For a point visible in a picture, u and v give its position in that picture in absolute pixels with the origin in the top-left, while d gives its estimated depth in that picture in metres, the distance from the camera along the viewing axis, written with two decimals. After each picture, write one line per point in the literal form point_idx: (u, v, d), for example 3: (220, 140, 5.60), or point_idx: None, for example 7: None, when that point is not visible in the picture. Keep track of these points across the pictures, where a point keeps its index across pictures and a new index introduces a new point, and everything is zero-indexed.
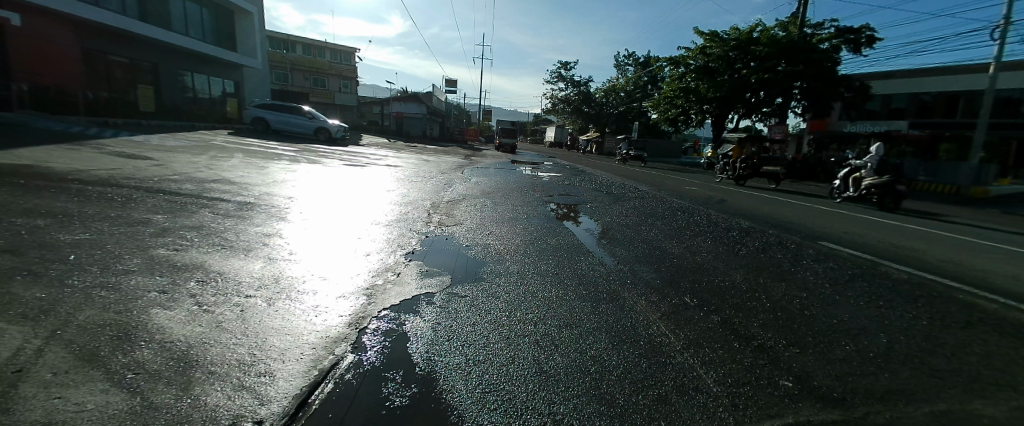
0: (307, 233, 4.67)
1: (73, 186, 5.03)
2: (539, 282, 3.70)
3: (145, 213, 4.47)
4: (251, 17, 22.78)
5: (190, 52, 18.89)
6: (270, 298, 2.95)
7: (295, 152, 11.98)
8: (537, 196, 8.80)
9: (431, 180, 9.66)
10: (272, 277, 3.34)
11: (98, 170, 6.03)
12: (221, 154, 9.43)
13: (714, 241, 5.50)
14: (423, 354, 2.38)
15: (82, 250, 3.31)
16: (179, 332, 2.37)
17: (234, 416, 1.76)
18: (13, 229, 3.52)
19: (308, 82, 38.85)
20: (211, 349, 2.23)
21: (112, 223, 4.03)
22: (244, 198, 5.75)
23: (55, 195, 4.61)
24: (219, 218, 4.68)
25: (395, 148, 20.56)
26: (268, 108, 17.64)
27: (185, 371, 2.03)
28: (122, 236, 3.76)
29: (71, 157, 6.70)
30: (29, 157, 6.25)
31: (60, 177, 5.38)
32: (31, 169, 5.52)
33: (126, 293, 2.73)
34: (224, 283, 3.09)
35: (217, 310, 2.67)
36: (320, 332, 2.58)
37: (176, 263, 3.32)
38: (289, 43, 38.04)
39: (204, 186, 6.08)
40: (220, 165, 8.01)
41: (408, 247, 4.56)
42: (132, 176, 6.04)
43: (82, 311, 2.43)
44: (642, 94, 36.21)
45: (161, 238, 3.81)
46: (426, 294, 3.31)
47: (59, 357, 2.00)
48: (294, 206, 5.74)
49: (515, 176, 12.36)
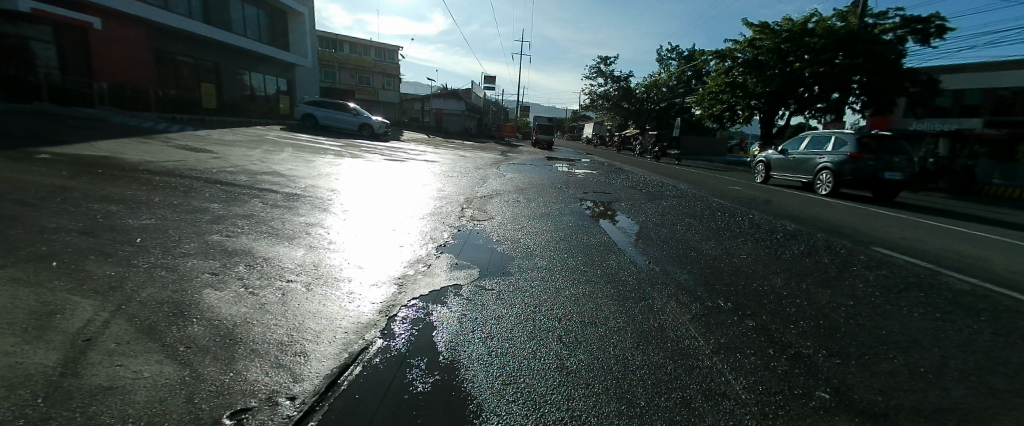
0: (347, 224, 4.89)
1: (143, 176, 5.51)
2: (570, 278, 3.67)
3: (203, 202, 4.83)
4: (303, 18, 23.98)
5: (248, 53, 20.19)
6: (310, 283, 3.14)
7: (340, 147, 12.44)
8: (571, 193, 8.70)
9: (466, 175, 9.79)
10: (313, 263, 3.56)
11: (165, 162, 6.57)
12: (272, 148, 9.98)
13: (755, 243, 5.27)
14: (448, 343, 2.45)
15: (147, 234, 3.64)
16: (227, 311, 2.57)
17: (270, 391, 1.91)
18: (92, 213, 3.92)
19: (354, 80, 40.40)
20: (254, 328, 2.41)
21: (174, 210, 4.39)
22: (291, 189, 6.08)
23: (128, 184, 5.08)
24: (268, 208, 4.98)
25: (435, 144, 20.92)
26: (316, 104, 18.47)
27: (231, 347, 2.20)
28: (182, 222, 4.10)
29: (143, 150, 7.34)
30: (108, 149, 6.89)
31: (132, 168, 5.91)
32: (109, 160, 6.10)
33: (183, 273, 2.99)
34: (269, 267, 3.31)
35: (260, 293, 2.86)
36: (352, 317, 2.71)
37: (226, 248, 3.58)
38: (337, 42, 39.73)
39: (256, 177, 6.49)
40: (272, 158, 8.49)
41: (440, 240, 4.66)
42: (193, 167, 6.54)
43: (144, 289, 2.68)
44: (687, 89, 34.87)
45: (216, 225, 4.12)
46: (454, 285, 3.39)
47: (123, 329, 2.23)
48: (336, 198, 6.02)
49: (551, 173, 12.27)
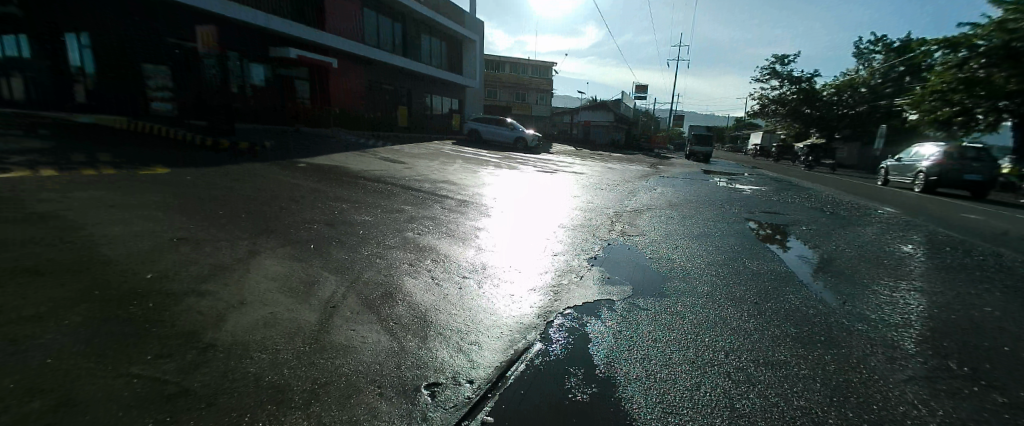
0: (507, 230, 5.36)
1: (361, 182, 7.00)
2: (737, 310, 3.33)
3: (400, 204, 5.89)
4: (474, 44, 27.32)
5: (428, 77, 23.69)
6: (480, 282, 3.56)
7: (498, 159, 13.66)
8: (734, 211, 7.85)
9: (615, 188, 9.71)
10: (482, 264, 4.02)
11: (374, 171, 8.21)
12: (447, 160, 11.55)
13: (1010, 293, 3.93)
14: (604, 358, 2.51)
15: (366, 228, 4.62)
16: (420, 296, 3.11)
17: (453, 372, 2.25)
18: (333, 209, 5.16)
19: (512, 96, 43.99)
20: (440, 315, 2.86)
21: (382, 210, 5.46)
22: (462, 196, 6.95)
23: (353, 187, 6.53)
24: (446, 211, 5.79)
25: (582, 156, 21.16)
26: (481, 121, 20.72)
27: (425, 329, 2.66)
28: (387, 219, 5.08)
29: (359, 161, 9.31)
30: (338, 160, 8.96)
31: (354, 174, 7.55)
32: (340, 169, 7.93)
33: (390, 261, 3.73)
34: (448, 263, 3.87)
35: (443, 285, 3.38)
36: (515, 317, 2.98)
37: (417, 244, 4.31)
38: (499, 64, 43.89)
39: (436, 185, 7.61)
40: (446, 169, 9.85)
41: (591, 252, 4.75)
42: (392, 175, 8.02)
43: (365, 272, 3.44)
44: (897, 88, 27.88)
45: (410, 224, 4.99)
46: (607, 300, 3.41)
47: (354, 301, 2.91)
48: (498, 206, 6.65)
49: (709, 188, 11.28)
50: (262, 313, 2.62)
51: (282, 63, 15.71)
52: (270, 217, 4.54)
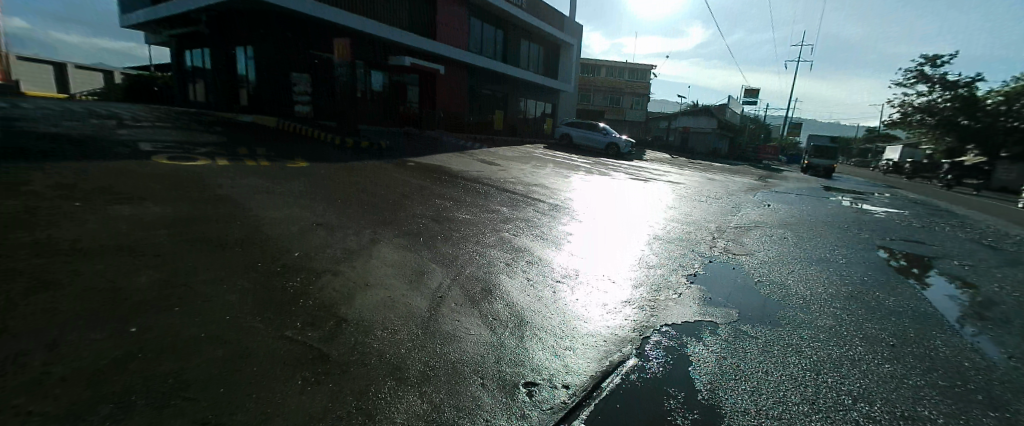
0: (600, 238, 5.30)
1: (461, 181, 7.44)
2: (869, 351, 2.90)
3: (497, 205, 6.14)
4: (571, 48, 27.38)
5: (524, 82, 24.27)
6: (574, 287, 3.57)
7: (590, 165, 13.54)
8: (864, 236, 6.84)
9: (717, 201, 9.05)
10: (575, 269, 4.02)
11: (472, 172, 8.67)
12: (539, 164, 11.76)
13: None
14: (706, 383, 2.37)
15: (466, 225, 4.91)
16: (517, 296, 3.22)
17: (550, 375, 2.30)
18: (437, 206, 5.56)
19: (606, 101, 43.24)
20: (536, 316, 2.93)
21: (480, 209, 5.74)
22: (555, 201, 7.03)
23: (454, 186, 6.97)
24: (540, 215, 5.90)
25: (678, 165, 20.00)
26: (573, 126, 20.68)
27: (522, 328, 2.75)
28: (485, 218, 5.32)
29: (458, 161, 9.90)
30: (440, 160, 9.63)
31: (454, 174, 8.05)
32: (442, 168, 8.51)
33: (488, 259, 3.91)
34: (543, 266, 3.94)
35: (538, 287, 3.45)
36: (610, 328, 2.94)
37: (514, 245, 4.46)
38: (595, 67, 43.41)
39: (530, 188, 7.79)
40: (539, 172, 10.03)
41: (690, 268, 4.49)
42: (488, 176, 8.39)
43: (466, 266, 3.66)
44: None
45: (506, 224, 5.17)
46: (709, 322, 3.21)
47: (458, 294, 3.12)
48: (590, 212, 6.59)
49: (832, 207, 9.96)
50: (382, 296, 2.94)
51: (398, 70, 17.21)
52: (387, 210, 5.04)
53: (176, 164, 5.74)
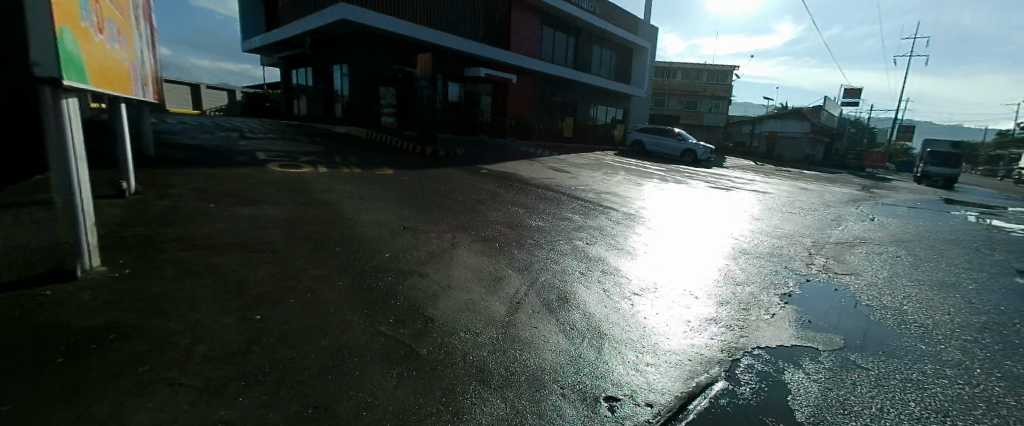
0: (678, 249, 5.05)
1: (533, 188, 7.53)
2: (1018, 395, 2.45)
3: (569, 212, 6.11)
4: (644, 52, 26.58)
5: (595, 88, 23.97)
6: (653, 300, 3.44)
7: (664, 172, 13.00)
8: (1004, 258, 5.81)
9: (811, 213, 8.24)
10: (654, 281, 3.88)
11: (543, 179, 8.73)
12: (610, 171, 11.54)
13: None
14: (809, 416, 2.16)
15: (540, 233, 4.94)
16: (593, 306, 3.17)
17: (632, 391, 2.24)
18: (511, 213, 5.68)
19: (681, 105, 41.34)
20: (615, 329, 2.87)
21: (553, 217, 5.76)
22: (628, 209, 6.84)
23: (525, 193, 7.07)
24: (614, 224, 5.77)
25: (764, 173, 18.40)
26: (646, 132, 20.06)
27: (601, 340, 2.71)
28: (558, 226, 5.32)
29: (529, 168, 10.04)
30: (511, 167, 9.83)
31: (526, 181, 8.17)
32: (514, 176, 8.68)
33: (564, 268, 3.91)
34: (619, 277, 3.84)
35: (615, 298, 3.38)
36: (695, 346, 2.79)
37: (588, 254, 4.41)
38: (669, 70, 41.73)
39: (601, 196, 7.67)
40: (610, 180, 9.84)
41: (783, 287, 4.11)
42: (559, 184, 8.40)
43: (542, 273, 3.70)
44: None
45: (579, 233, 5.13)
46: (808, 348, 2.91)
47: (535, 301, 3.15)
48: (667, 222, 6.32)
49: (959, 223, 8.59)
50: (464, 299, 3.07)
51: (472, 81, 17.89)
52: (464, 216, 5.26)
53: (285, 170, 6.49)
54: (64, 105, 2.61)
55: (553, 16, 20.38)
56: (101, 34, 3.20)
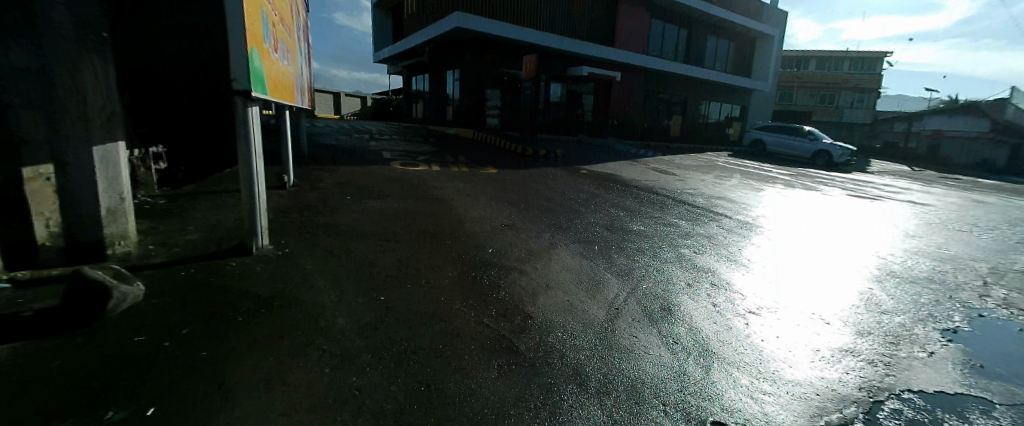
0: (804, 265, 4.45)
1: (635, 191, 7.28)
2: None
3: (674, 217, 5.77)
4: (770, 40, 23.79)
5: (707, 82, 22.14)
6: (771, 320, 3.09)
7: (789, 177, 11.54)
8: None
9: (995, 231, 6.62)
10: (775, 300, 3.48)
11: (646, 181, 8.37)
12: (723, 174, 10.61)
13: None
14: None
15: (642, 238, 4.75)
16: (700, 321, 2.97)
17: (744, 420, 2.05)
18: (612, 215, 5.56)
19: (814, 99, 36.19)
20: (725, 348, 2.65)
21: (657, 221, 5.50)
22: (743, 217, 6.24)
23: (627, 195, 6.87)
24: (725, 233, 5.30)
25: (924, 181, 15.26)
26: (768, 130, 18.02)
27: (709, 359, 2.53)
28: (661, 232, 5.07)
29: (632, 170, 9.70)
30: (613, 168, 9.61)
31: (628, 183, 7.92)
32: (615, 177, 8.47)
33: (667, 276, 3.72)
34: (731, 291, 3.53)
35: (726, 314, 3.11)
36: (824, 379, 2.45)
37: (695, 264, 4.12)
38: (801, 60, 36.78)
39: (711, 201, 7.10)
40: (722, 184, 9.04)
41: (947, 320, 3.38)
42: (664, 187, 7.96)
43: (644, 281, 3.56)
44: None
45: (685, 240, 4.82)
46: (983, 400, 2.36)
47: (636, 309, 3.06)
48: (791, 233, 5.62)
49: None
50: (563, 300, 3.11)
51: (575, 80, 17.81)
52: (563, 216, 5.31)
53: (404, 168, 7.22)
54: (251, 114, 3.25)
55: (663, 7, 19.30)
56: (277, 53, 3.92)
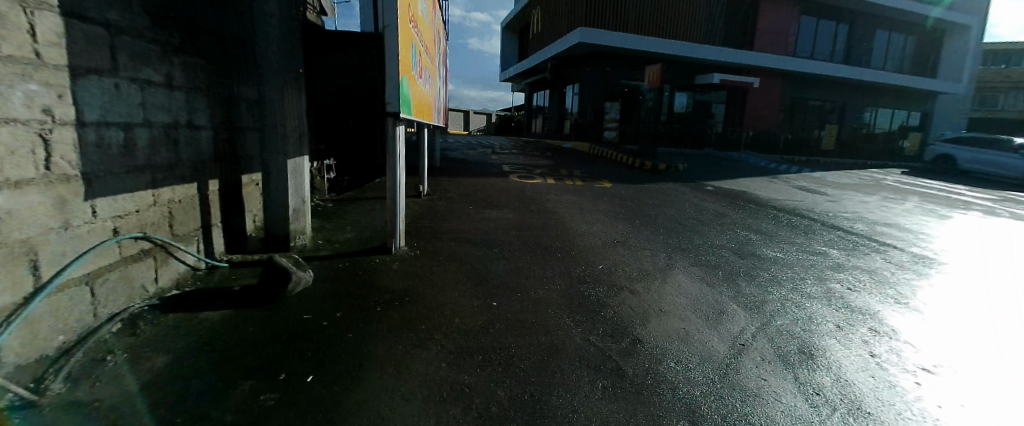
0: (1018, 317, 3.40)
1: (772, 211, 6.44)
2: None
3: (822, 245, 4.94)
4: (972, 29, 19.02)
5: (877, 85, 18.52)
6: (959, 383, 2.43)
7: (999, 201, 8.97)
8: None
9: None
10: (967, 357, 2.72)
11: (787, 201, 7.33)
12: (894, 195, 8.73)
13: None
14: None
15: (779, 266, 4.16)
16: (851, 372, 2.47)
17: None
18: (742, 238, 5.01)
19: None
20: (886, 409, 2.16)
21: (799, 248, 4.77)
22: (923, 250, 5.04)
23: (761, 216, 6.12)
24: (895, 268, 4.34)
25: None
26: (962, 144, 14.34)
27: (862, 417, 2.09)
28: (804, 261, 4.38)
29: (769, 188, 8.60)
30: (745, 185, 8.65)
31: (763, 202, 7.04)
32: (747, 195, 7.60)
33: (809, 314, 3.19)
34: (898, 340, 2.87)
35: (890, 368, 2.54)
36: None
37: (849, 302, 3.45)
38: None
39: (875, 227, 5.90)
40: (893, 207, 7.45)
41: None
42: (810, 208, 6.87)
43: (778, 317, 3.11)
44: None
45: (836, 273, 4.08)
46: None
47: (765, 348, 2.69)
48: (998, 275, 4.35)
49: None
50: (677, 328, 2.90)
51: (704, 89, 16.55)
52: (683, 235, 4.96)
53: (521, 181, 7.56)
54: (396, 131, 3.78)
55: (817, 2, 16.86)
56: (420, 78, 4.50)
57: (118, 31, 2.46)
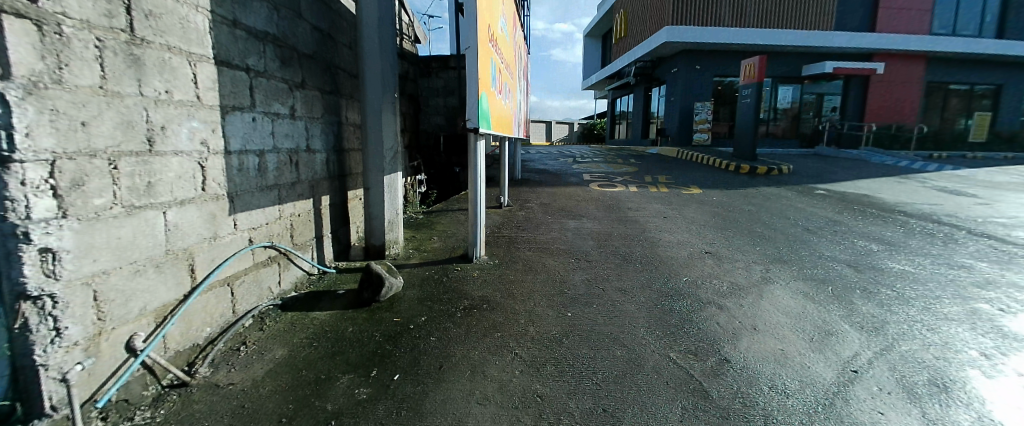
0: None
1: (900, 217, 5.50)
2: None
3: (967, 257, 4.08)
4: None
5: None
6: None
7: None
8: None
9: None
10: None
11: (921, 204, 6.20)
12: None
13: None
14: None
15: (906, 282, 3.53)
16: (1006, 412, 2.01)
17: None
18: (858, 249, 4.35)
19: None
20: None
21: (935, 261, 4.00)
22: None
23: (885, 223, 5.26)
24: None
25: None
26: None
27: None
28: (940, 276, 3.66)
29: (898, 189, 7.35)
30: (866, 187, 7.50)
31: (889, 207, 6.04)
32: (868, 198, 6.59)
33: (948, 339, 2.66)
34: None
35: None
36: None
37: (1007, 328, 2.80)
38: None
39: None
40: None
41: None
42: (954, 213, 5.72)
43: (905, 341, 2.64)
44: None
45: (985, 291, 3.33)
46: None
47: (884, 376, 2.31)
48: None
49: None
50: (772, 347, 2.62)
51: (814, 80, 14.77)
52: (782, 246, 4.47)
53: (602, 189, 7.42)
54: (476, 146, 3.95)
55: None
56: (499, 94, 4.69)
57: (256, 74, 3.01)
